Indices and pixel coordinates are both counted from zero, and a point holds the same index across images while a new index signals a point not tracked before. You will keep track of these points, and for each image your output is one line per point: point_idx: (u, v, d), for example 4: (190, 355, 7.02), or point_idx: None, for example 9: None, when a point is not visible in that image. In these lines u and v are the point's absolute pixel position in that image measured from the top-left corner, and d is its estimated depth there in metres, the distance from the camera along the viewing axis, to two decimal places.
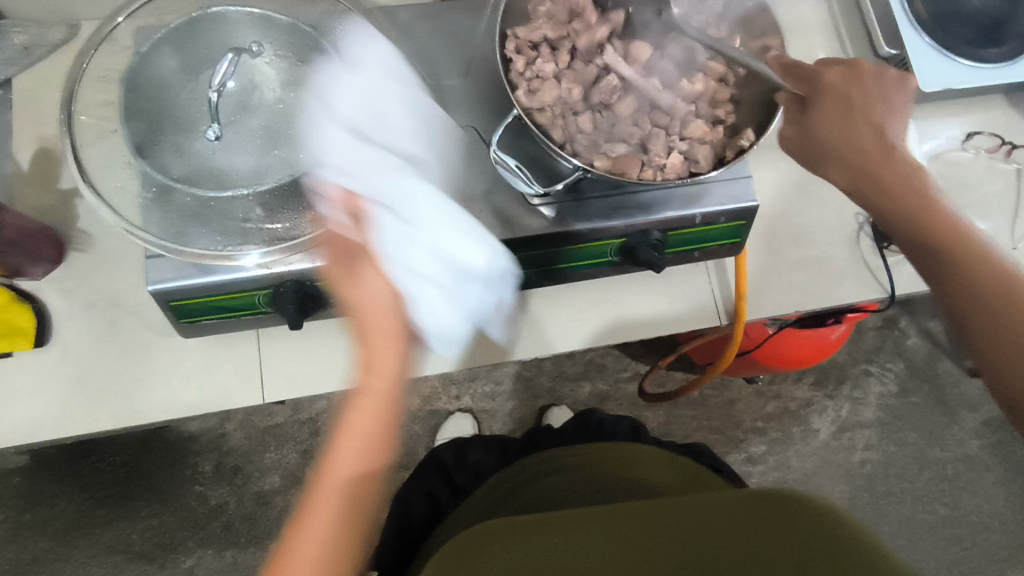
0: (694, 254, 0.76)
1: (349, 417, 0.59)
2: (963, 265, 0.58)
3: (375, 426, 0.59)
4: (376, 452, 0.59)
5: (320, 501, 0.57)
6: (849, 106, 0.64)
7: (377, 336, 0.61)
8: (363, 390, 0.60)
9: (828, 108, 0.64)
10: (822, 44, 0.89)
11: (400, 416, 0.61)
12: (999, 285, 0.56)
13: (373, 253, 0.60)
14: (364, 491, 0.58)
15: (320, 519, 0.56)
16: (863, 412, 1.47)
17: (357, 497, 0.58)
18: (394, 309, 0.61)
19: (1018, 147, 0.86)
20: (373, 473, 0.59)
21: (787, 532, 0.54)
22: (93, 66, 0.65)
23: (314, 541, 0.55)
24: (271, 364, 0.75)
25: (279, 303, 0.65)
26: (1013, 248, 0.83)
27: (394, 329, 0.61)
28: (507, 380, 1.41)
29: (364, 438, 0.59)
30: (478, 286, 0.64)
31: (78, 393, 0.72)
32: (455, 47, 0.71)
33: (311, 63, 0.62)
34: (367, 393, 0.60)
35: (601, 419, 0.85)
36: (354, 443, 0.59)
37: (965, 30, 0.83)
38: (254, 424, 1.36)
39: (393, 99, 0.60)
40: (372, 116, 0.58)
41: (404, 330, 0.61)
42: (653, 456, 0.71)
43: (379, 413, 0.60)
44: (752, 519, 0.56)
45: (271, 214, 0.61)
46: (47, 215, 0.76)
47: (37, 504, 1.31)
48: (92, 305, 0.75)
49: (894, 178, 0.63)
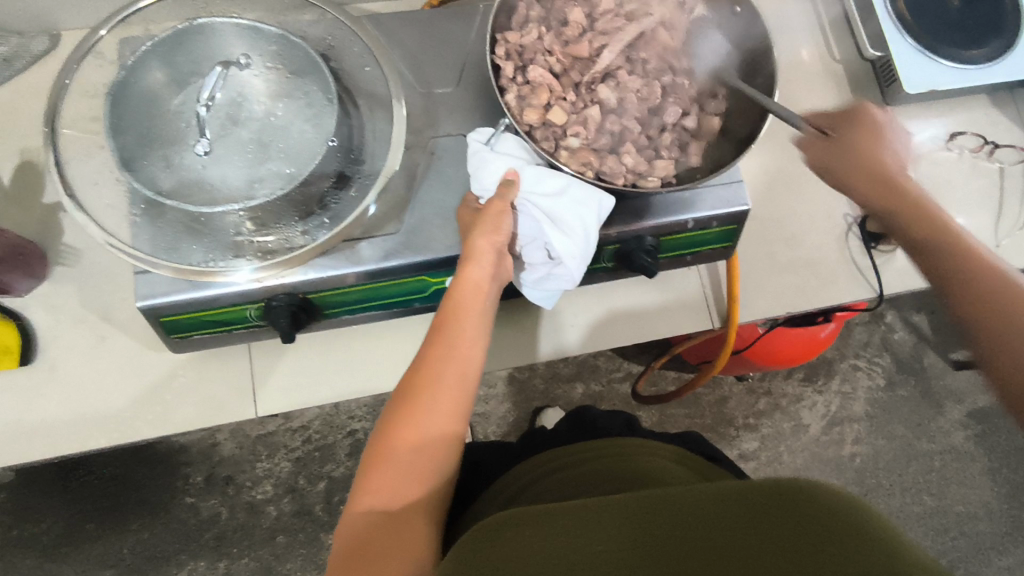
0: (686, 257, 0.76)
1: (435, 366, 0.58)
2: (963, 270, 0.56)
3: (468, 373, 0.59)
4: (441, 401, 0.56)
5: (388, 447, 0.55)
6: (868, 133, 0.65)
7: (466, 282, 0.60)
8: (454, 339, 0.59)
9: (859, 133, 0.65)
10: (809, 45, 0.90)
11: (471, 364, 0.59)
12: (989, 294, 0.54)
13: (495, 215, 0.61)
14: (428, 439, 0.55)
15: (414, 457, 0.54)
16: (852, 406, 1.49)
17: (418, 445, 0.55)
18: (487, 257, 0.61)
19: (1001, 146, 0.88)
20: (440, 422, 0.56)
21: (796, 522, 0.46)
22: (76, 79, 0.64)
23: (377, 488, 0.53)
24: (265, 376, 0.74)
25: (271, 317, 0.63)
26: (997, 245, 0.85)
27: (470, 279, 0.60)
28: (501, 382, 1.41)
29: (461, 387, 0.58)
30: (587, 215, 0.62)
31: (66, 412, 0.71)
32: (447, 53, 0.71)
33: (300, 74, 0.61)
34: (449, 344, 0.59)
35: (596, 417, 0.85)
36: (446, 389, 0.57)
37: (949, 30, 0.84)
38: (245, 433, 1.35)
39: (491, 132, 0.65)
40: (487, 142, 0.64)
41: (474, 278, 0.61)
42: (651, 450, 0.65)
43: (465, 364, 0.59)
44: (758, 510, 0.47)
45: (263, 227, 0.62)
46: (32, 229, 0.74)
47: (24, 521, 1.29)
48: (81, 320, 0.73)
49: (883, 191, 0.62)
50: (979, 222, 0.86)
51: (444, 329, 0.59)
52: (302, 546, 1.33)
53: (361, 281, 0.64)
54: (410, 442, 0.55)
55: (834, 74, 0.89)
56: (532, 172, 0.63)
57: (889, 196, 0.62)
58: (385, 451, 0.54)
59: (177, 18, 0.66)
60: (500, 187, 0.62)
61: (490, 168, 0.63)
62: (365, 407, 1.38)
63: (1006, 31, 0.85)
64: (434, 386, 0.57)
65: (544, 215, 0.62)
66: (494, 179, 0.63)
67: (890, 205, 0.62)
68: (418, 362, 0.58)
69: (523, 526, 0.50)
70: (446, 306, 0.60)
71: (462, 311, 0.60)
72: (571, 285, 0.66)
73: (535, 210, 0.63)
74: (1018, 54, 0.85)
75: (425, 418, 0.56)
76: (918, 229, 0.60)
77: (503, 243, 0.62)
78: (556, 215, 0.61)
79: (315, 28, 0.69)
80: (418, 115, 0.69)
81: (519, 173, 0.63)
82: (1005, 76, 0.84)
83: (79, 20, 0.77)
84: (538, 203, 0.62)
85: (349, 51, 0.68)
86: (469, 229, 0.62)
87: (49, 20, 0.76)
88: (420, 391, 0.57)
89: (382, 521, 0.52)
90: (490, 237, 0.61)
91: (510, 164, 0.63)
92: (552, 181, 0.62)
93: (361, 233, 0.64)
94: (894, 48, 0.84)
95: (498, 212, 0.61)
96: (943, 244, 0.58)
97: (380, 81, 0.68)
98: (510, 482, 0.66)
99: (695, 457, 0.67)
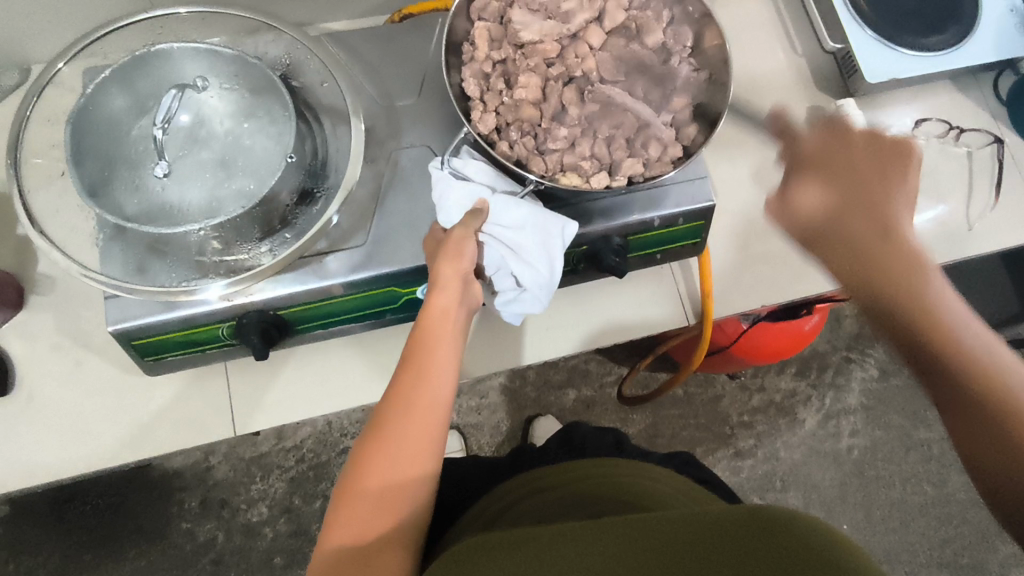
0: (657, 256, 0.77)
1: (404, 394, 0.57)
2: (866, 245, 0.59)
3: (437, 400, 0.58)
4: (410, 431, 0.56)
5: (357, 480, 0.54)
6: (887, 158, 0.65)
7: (432, 308, 0.60)
8: (424, 371, 0.58)
9: (864, 160, 0.65)
10: (771, 39, 0.91)
11: (442, 390, 0.59)
12: (987, 369, 0.51)
13: (456, 238, 0.61)
14: (395, 470, 0.55)
15: (385, 490, 0.54)
16: (846, 399, 1.48)
17: (384, 480, 0.54)
18: (453, 283, 0.61)
19: (966, 130, 0.89)
20: (410, 453, 0.56)
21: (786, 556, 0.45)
22: (39, 109, 0.66)
23: (344, 523, 0.53)
24: (245, 396, 0.74)
25: (243, 334, 0.64)
26: (969, 228, 0.86)
27: (436, 305, 0.60)
28: (492, 393, 1.41)
29: (430, 414, 0.57)
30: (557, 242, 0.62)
31: (44, 441, 0.71)
32: (405, 65, 0.72)
33: (259, 94, 0.62)
34: (418, 371, 0.59)
35: (584, 435, 0.89)
36: (416, 417, 0.57)
37: (907, 20, 0.85)
38: (239, 456, 1.35)
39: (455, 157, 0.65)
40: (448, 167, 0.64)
41: (440, 302, 0.60)
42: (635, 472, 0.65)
43: (436, 391, 0.58)
44: (742, 538, 0.47)
45: (228, 246, 0.62)
46: (7, 262, 0.75)
47: (21, 555, 1.29)
48: (58, 347, 0.74)
49: (891, 261, 0.57)
50: (950, 207, 0.87)
51: (412, 357, 0.59)
52: (299, 567, 1.33)
53: (331, 295, 0.65)
54: (379, 475, 0.54)
55: (797, 68, 0.90)
56: (499, 201, 0.62)
57: (875, 251, 0.58)
58: (355, 485, 0.54)
59: (138, 46, 0.67)
60: (467, 220, 0.61)
61: (455, 196, 0.62)
62: (358, 423, 1.38)
63: (964, 19, 0.86)
64: (401, 417, 0.56)
65: (510, 247, 0.63)
66: (460, 207, 0.62)
67: (918, 323, 0.54)
68: (388, 390, 0.59)
69: (496, 551, 0.51)
70: (415, 334, 0.60)
71: (431, 336, 0.60)
72: (538, 309, 0.67)
73: (501, 240, 0.63)
74: (978, 40, 0.86)
75: (395, 454, 0.55)
76: (886, 302, 0.56)
77: (468, 267, 0.62)
78: (520, 247, 0.62)
79: (274, 48, 0.70)
80: (381, 129, 0.70)
81: (488, 203, 0.62)
82: (967, 61, 0.85)
83: (47, 55, 0.78)
84: (508, 231, 0.62)
85: (308, 69, 0.69)
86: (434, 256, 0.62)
87: (19, 56, 0.77)
88: (387, 421, 0.56)
89: (354, 554, 0.53)
90: (455, 263, 0.61)
91: (478, 193, 0.63)
92: (517, 212, 0.62)
93: (327, 248, 0.64)
94: (854, 41, 0.85)
95: (462, 237, 0.61)
96: (911, 309, 0.55)
97: (341, 97, 0.69)
98: (487, 507, 0.66)
99: (686, 483, 0.67)
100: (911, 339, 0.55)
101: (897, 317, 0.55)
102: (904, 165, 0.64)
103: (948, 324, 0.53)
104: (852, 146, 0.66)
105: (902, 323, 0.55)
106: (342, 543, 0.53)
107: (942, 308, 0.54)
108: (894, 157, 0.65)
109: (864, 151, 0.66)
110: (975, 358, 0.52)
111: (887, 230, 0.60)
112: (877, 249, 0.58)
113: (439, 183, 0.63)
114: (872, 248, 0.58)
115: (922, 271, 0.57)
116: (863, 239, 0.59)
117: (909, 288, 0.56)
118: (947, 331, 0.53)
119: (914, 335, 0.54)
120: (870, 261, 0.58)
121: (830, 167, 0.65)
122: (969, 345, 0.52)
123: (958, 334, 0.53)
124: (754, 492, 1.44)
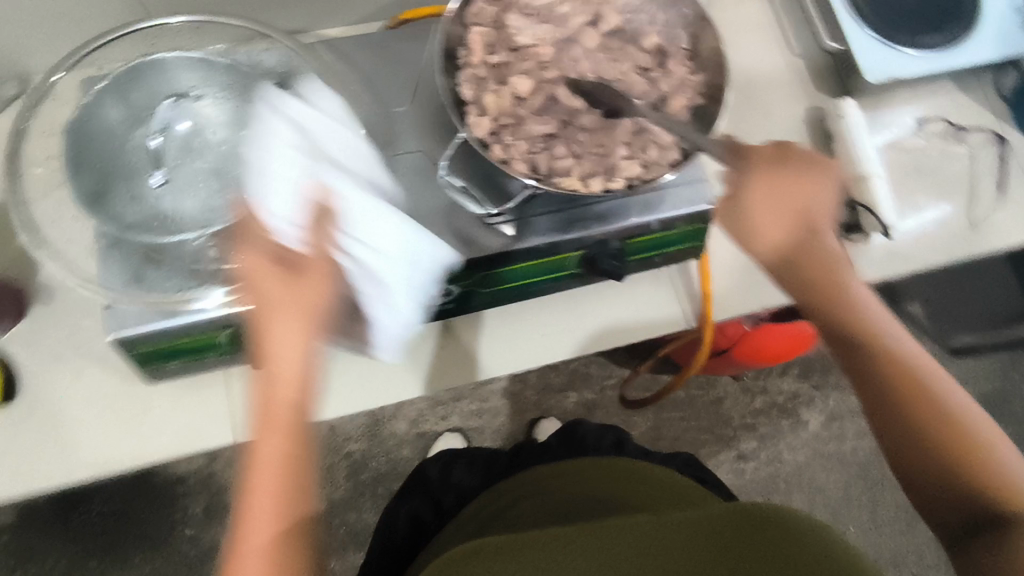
0: (656, 259, 0.76)
1: (256, 458, 0.56)
2: (828, 282, 0.62)
3: (291, 468, 0.56)
4: (266, 496, 0.55)
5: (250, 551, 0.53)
6: (794, 185, 0.60)
7: (274, 363, 0.57)
8: (289, 436, 0.56)
9: (778, 187, 0.60)
10: (769, 40, 0.91)
11: (293, 461, 0.56)
12: (924, 405, 0.59)
13: (295, 286, 0.56)
14: (234, 538, 0.54)
15: (274, 567, 0.53)
16: (850, 400, 1.47)
17: (271, 552, 0.53)
18: (301, 338, 0.56)
19: (969, 129, 0.88)
20: (249, 519, 0.54)
21: (784, 555, 0.49)
22: (38, 121, 0.66)
23: None
24: (242, 403, 0.74)
25: (240, 342, 0.63)
26: (973, 228, 0.85)
27: (284, 359, 0.56)
28: (494, 397, 1.41)
29: (272, 483, 0.55)
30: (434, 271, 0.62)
31: (43, 450, 0.71)
32: (399, 71, 0.72)
33: (253, 103, 0.62)
34: (273, 433, 0.56)
35: (585, 433, 0.89)
36: (260, 478, 0.55)
37: (905, 18, 0.85)
38: (241, 461, 1.35)
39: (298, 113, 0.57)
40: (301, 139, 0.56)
41: (295, 358, 0.56)
42: (641, 474, 0.67)
43: (277, 460, 0.55)
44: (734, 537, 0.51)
45: (223, 255, 0.61)
46: (6, 271, 0.76)
47: (26, 561, 1.30)
48: (57, 356, 0.74)
49: (842, 296, 0.62)
50: (953, 207, 0.86)
51: (281, 418, 0.56)
52: None
53: None
54: (256, 547, 0.53)
55: (795, 69, 0.90)
56: (349, 204, 0.57)
57: (820, 283, 0.62)
58: (247, 556, 0.53)
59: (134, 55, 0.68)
60: (330, 224, 0.56)
61: (384, 214, 0.59)
62: (360, 428, 1.38)
63: (965, 16, 0.85)
64: (257, 479, 0.55)
65: (365, 266, 0.58)
66: (298, 208, 0.55)
67: (858, 362, 0.62)
68: (251, 446, 0.56)
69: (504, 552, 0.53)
70: (263, 391, 0.57)
71: (284, 399, 0.56)
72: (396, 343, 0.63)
73: (359, 257, 0.58)
74: (979, 38, 0.85)
75: (250, 524, 0.54)
76: (839, 332, 0.63)
77: (314, 326, 0.57)
78: (384, 271, 0.59)
79: (268, 56, 0.70)
80: (377, 135, 0.70)
81: (333, 197, 0.56)
82: (968, 58, 0.85)
83: (45, 64, 0.79)
84: (377, 244, 0.59)
85: (303, 76, 0.69)
86: (260, 305, 0.57)
87: (20, 67, 0.78)
88: (251, 487, 0.55)
89: None
90: (289, 318, 0.56)
91: (321, 189, 0.56)
92: (390, 240, 0.59)
93: None
94: (853, 40, 0.84)
95: (318, 282, 0.56)
96: (864, 354, 0.62)
97: None
98: (484, 505, 0.70)
99: (682, 479, 0.68)
100: (864, 380, 0.62)
101: (855, 350, 0.62)
102: (817, 180, 0.60)
103: (885, 363, 0.61)
104: (760, 162, 0.61)
105: (871, 375, 0.61)
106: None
107: (881, 348, 0.61)
108: (808, 177, 0.60)
109: (785, 168, 0.60)
110: (911, 398, 0.59)
111: (812, 267, 0.62)
112: (831, 286, 0.62)
113: (259, 171, 0.55)
114: (820, 286, 0.62)
115: (863, 306, 0.62)
116: (804, 270, 0.62)
117: (852, 326, 0.62)
118: (899, 373, 0.60)
119: (870, 372, 0.61)
120: (833, 300, 0.62)
121: (766, 193, 0.61)
122: (909, 381, 0.60)
123: (885, 369, 0.61)
124: (758, 495, 1.43)
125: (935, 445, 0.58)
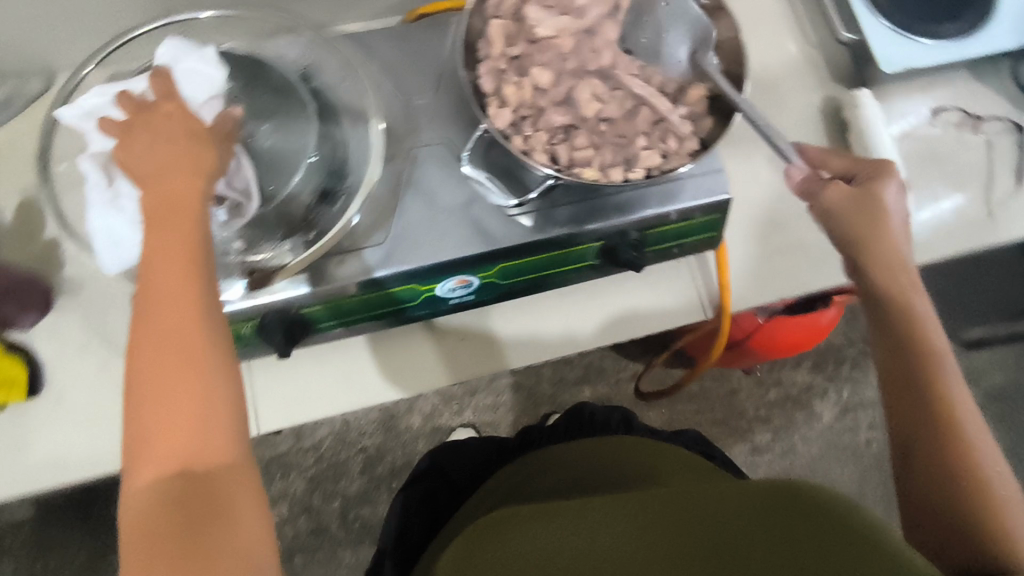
0: (674, 250, 0.76)
1: (154, 313, 0.47)
2: (897, 273, 0.62)
3: (213, 328, 0.48)
4: (181, 352, 0.46)
5: (164, 413, 0.45)
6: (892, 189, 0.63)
7: (150, 214, 0.49)
8: (162, 290, 0.47)
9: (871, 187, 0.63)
10: (785, 32, 0.91)
11: (214, 320, 0.48)
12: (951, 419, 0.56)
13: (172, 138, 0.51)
14: (154, 402, 0.45)
15: (194, 430, 0.45)
16: (864, 393, 1.47)
17: (200, 398, 0.46)
18: (182, 186, 0.50)
19: (986, 118, 0.88)
20: (180, 354, 0.46)
21: (809, 527, 0.47)
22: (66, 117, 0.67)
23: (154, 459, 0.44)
24: (265, 393, 0.75)
25: (266, 332, 0.66)
26: (990, 217, 0.85)
27: (162, 217, 0.49)
28: (507, 391, 1.41)
29: (197, 333, 0.47)
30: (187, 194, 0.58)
31: (73, 441, 0.73)
32: (420, 65, 0.73)
33: (276, 97, 0.63)
34: (158, 291, 0.47)
35: (593, 412, 0.89)
36: (177, 332, 0.47)
37: (922, 8, 0.85)
38: (258, 456, 1.36)
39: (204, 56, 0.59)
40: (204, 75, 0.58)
41: (179, 216, 0.50)
42: (658, 447, 0.70)
43: (199, 323, 0.47)
44: (755, 520, 0.49)
45: (252, 246, 0.63)
46: (34, 266, 0.77)
47: (48, 554, 1.32)
48: (84, 349, 0.75)
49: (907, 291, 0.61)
50: (970, 196, 0.86)
51: (164, 267, 0.48)
52: (319, 564, 1.34)
53: (352, 293, 0.66)
54: (173, 416, 0.45)
55: (811, 59, 0.90)
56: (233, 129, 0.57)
57: (889, 271, 0.62)
58: (160, 420, 0.45)
59: None
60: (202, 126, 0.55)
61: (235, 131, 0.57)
62: (375, 422, 1.39)
63: (982, 4, 0.85)
64: (159, 338, 0.46)
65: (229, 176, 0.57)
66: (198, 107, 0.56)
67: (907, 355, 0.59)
68: (142, 303, 0.48)
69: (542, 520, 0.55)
70: (144, 246, 0.49)
71: (154, 248, 0.48)
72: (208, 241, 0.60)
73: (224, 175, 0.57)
74: (995, 26, 0.85)
75: (168, 357, 0.46)
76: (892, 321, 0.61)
77: (199, 171, 0.51)
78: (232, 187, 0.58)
79: (291, 50, 0.70)
80: (398, 129, 0.71)
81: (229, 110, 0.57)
82: (984, 48, 0.85)
83: (70, 62, 0.80)
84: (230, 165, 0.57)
85: (325, 70, 0.70)
86: (148, 163, 0.51)
87: (44, 66, 0.79)
88: (151, 345, 0.46)
89: (157, 508, 0.43)
90: (173, 167, 0.51)
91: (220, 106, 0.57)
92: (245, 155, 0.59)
93: (350, 247, 0.66)
94: (869, 31, 0.84)
95: (181, 137, 0.52)
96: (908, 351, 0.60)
97: (359, 97, 0.69)
98: (503, 479, 0.71)
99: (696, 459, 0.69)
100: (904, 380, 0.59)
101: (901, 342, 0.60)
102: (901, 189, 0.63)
103: (931, 369, 0.58)
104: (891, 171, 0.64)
105: (909, 364, 0.59)
106: (176, 462, 0.44)
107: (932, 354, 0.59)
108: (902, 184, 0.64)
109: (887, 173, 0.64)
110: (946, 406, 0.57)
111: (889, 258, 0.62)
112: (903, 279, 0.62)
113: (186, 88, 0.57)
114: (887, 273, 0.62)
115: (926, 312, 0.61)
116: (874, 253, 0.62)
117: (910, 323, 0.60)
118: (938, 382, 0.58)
119: (909, 367, 0.59)
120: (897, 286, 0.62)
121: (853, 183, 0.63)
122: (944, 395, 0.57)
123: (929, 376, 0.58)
124: None
125: (949, 453, 0.55)
